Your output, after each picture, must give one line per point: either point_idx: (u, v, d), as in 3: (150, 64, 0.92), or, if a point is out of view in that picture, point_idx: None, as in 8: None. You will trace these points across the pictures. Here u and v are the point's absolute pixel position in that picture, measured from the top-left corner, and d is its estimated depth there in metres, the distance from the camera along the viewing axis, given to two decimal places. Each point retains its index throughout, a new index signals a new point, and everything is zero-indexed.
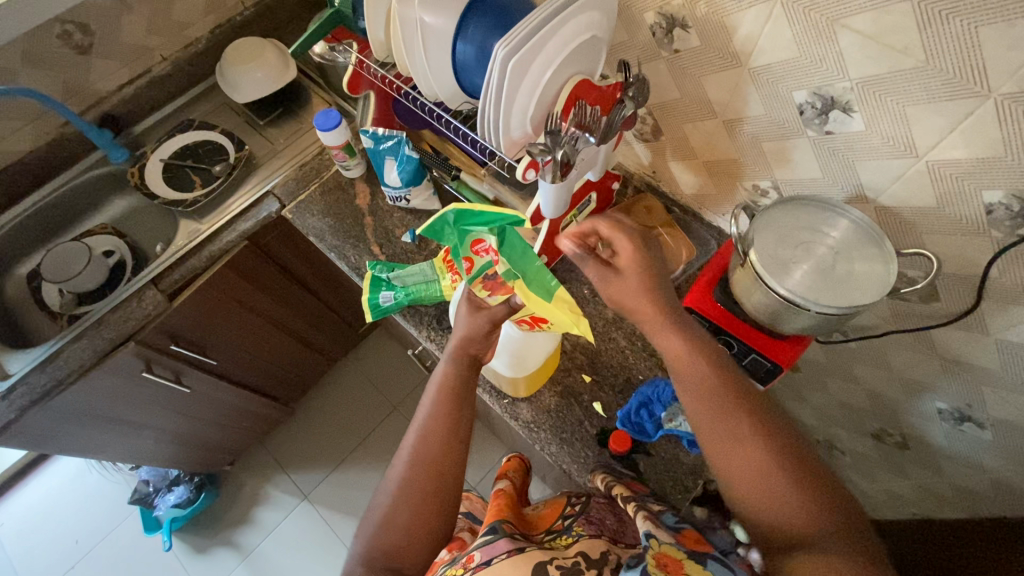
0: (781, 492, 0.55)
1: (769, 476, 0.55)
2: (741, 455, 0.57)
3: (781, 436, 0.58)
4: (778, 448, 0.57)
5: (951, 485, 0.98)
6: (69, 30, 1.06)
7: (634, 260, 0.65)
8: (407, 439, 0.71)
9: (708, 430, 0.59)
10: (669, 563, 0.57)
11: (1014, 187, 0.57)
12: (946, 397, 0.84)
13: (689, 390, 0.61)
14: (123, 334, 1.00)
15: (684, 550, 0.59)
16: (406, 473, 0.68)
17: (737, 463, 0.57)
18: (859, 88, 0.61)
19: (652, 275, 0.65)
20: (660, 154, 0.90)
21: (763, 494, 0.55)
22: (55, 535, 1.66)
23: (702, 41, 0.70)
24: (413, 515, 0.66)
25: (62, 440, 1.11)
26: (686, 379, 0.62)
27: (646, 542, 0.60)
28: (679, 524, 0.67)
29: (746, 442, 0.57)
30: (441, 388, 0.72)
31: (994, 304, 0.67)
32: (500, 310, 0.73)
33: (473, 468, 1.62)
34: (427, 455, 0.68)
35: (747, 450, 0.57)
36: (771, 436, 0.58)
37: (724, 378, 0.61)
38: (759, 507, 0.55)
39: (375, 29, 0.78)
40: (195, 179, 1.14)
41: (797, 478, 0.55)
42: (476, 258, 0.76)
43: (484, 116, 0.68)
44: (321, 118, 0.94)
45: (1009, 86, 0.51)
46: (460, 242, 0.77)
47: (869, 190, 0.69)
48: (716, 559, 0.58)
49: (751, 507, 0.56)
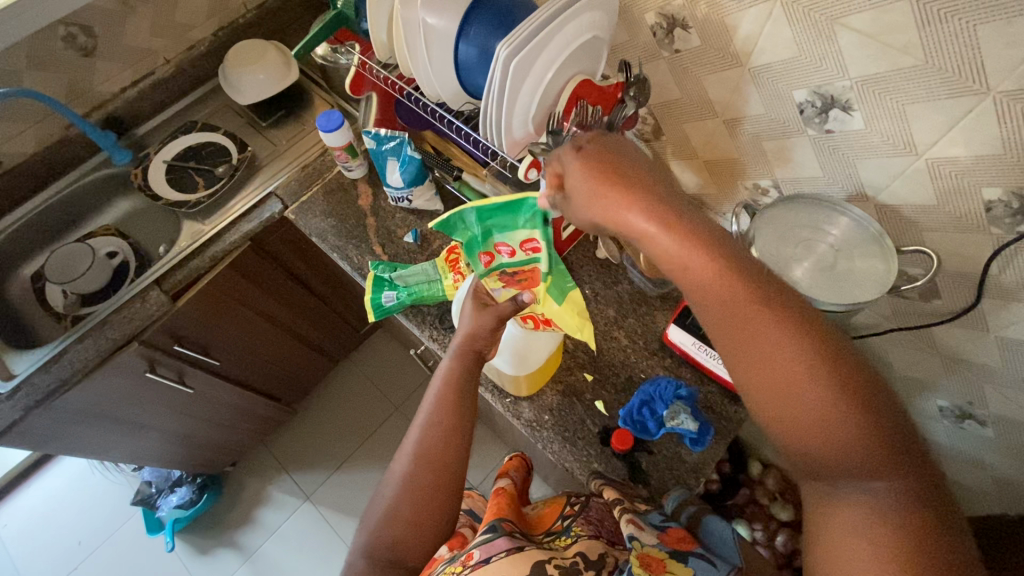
0: (817, 418, 0.43)
1: (802, 400, 0.44)
2: (762, 373, 0.45)
3: (827, 342, 0.45)
4: (816, 361, 0.44)
5: (953, 482, 0.99)
6: (73, 32, 1.06)
7: (592, 167, 0.52)
8: (410, 434, 0.71)
9: (721, 340, 0.47)
10: (652, 562, 0.59)
11: (1013, 184, 0.57)
12: (946, 395, 0.84)
13: (697, 293, 0.47)
14: (127, 335, 1.01)
15: (666, 550, 0.61)
16: (410, 466, 0.68)
17: (758, 383, 0.45)
18: (858, 87, 0.61)
19: (626, 168, 0.52)
20: (660, 154, 0.91)
21: (793, 421, 0.44)
22: (57, 536, 1.66)
23: (703, 41, 0.70)
24: (416, 509, 0.66)
25: (65, 440, 1.11)
26: (693, 280, 0.47)
27: (630, 543, 0.61)
28: (665, 522, 0.67)
29: (772, 356, 0.45)
30: (445, 383, 0.72)
31: (994, 301, 0.68)
32: (506, 307, 0.73)
33: (474, 468, 1.63)
34: (431, 449, 0.69)
35: (771, 369, 0.45)
36: (805, 343, 0.44)
37: (739, 269, 0.46)
38: (786, 435, 0.45)
39: (378, 30, 0.78)
40: (198, 180, 1.15)
41: (840, 396, 0.43)
42: (496, 254, 0.72)
43: (486, 116, 0.68)
44: (323, 119, 0.95)
45: (1007, 84, 0.52)
46: (481, 236, 0.70)
47: (869, 188, 0.69)
48: (697, 555, 0.61)
49: (776, 432, 0.46)
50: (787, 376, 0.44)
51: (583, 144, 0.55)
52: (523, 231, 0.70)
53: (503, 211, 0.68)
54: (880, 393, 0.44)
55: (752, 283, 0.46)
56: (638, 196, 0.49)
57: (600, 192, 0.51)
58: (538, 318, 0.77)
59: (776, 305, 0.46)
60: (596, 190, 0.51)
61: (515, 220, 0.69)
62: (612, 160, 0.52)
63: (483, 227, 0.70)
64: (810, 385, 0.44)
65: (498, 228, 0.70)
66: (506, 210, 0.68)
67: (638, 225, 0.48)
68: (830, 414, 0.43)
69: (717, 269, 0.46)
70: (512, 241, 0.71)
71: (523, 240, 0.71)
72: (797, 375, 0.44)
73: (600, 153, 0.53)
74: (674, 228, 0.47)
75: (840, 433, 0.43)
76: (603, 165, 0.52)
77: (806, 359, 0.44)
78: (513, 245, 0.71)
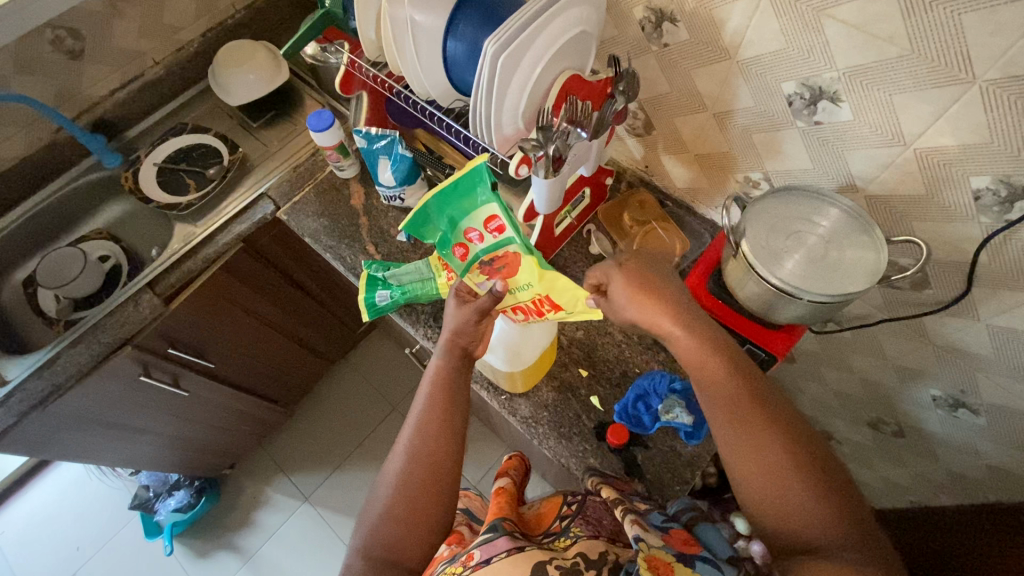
0: (797, 502, 0.55)
1: (785, 482, 0.56)
2: (752, 454, 0.58)
3: (795, 439, 0.58)
4: (794, 449, 0.57)
5: (947, 472, 0.99)
6: (61, 35, 1.06)
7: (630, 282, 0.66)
8: (402, 433, 0.71)
9: (725, 431, 0.60)
10: (660, 565, 0.57)
11: (1001, 172, 0.57)
12: (939, 385, 0.85)
13: (713, 397, 0.62)
14: (120, 338, 1.01)
15: (673, 552, 0.59)
16: (404, 464, 0.68)
17: (752, 477, 0.57)
18: (846, 79, 0.61)
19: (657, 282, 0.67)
20: (651, 149, 0.91)
21: (775, 506, 0.56)
22: (55, 542, 1.66)
23: (691, 34, 0.70)
24: (411, 508, 0.66)
25: (61, 446, 1.11)
26: (710, 386, 0.62)
27: (636, 544, 0.59)
28: (667, 523, 0.67)
29: (761, 443, 0.58)
30: (435, 381, 0.73)
31: (984, 289, 0.68)
32: (484, 301, 0.72)
33: (473, 466, 1.62)
34: (424, 448, 0.69)
35: (760, 453, 0.57)
36: (781, 433, 0.58)
37: (736, 371, 0.62)
38: (772, 513, 0.56)
39: (366, 28, 0.78)
40: (190, 181, 1.14)
41: (818, 491, 0.55)
42: (467, 245, 0.75)
43: (475, 113, 0.68)
44: (313, 118, 0.94)
45: (993, 73, 0.52)
46: (448, 230, 0.75)
47: (858, 179, 0.69)
48: (703, 559, 0.60)
49: (763, 512, 0.57)
50: (774, 464, 0.57)
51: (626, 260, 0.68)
52: (483, 210, 0.72)
53: (458, 196, 0.73)
54: (849, 491, 0.57)
55: (745, 379, 0.62)
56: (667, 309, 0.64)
57: (644, 303, 0.65)
58: (531, 299, 0.72)
59: (770, 414, 0.60)
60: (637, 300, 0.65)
61: (473, 200, 0.72)
62: (651, 281, 0.66)
63: (446, 217, 0.74)
64: (795, 480, 0.56)
65: (461, 216, 0.74)
66: (459, 194, 0.72)
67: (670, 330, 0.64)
68: (808, 503, 0.55)
69: (726, 377, 0.62)
70: (477, 225, 0.73)
71: (487, 221, 0.72)
72: (782, 469, 0.56)
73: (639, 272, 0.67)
74: (693, 338, 0.64)
75: (815, 517, 0.54)
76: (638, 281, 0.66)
77: (786, 448, 0.57)
78: (481, 229, 0.73)
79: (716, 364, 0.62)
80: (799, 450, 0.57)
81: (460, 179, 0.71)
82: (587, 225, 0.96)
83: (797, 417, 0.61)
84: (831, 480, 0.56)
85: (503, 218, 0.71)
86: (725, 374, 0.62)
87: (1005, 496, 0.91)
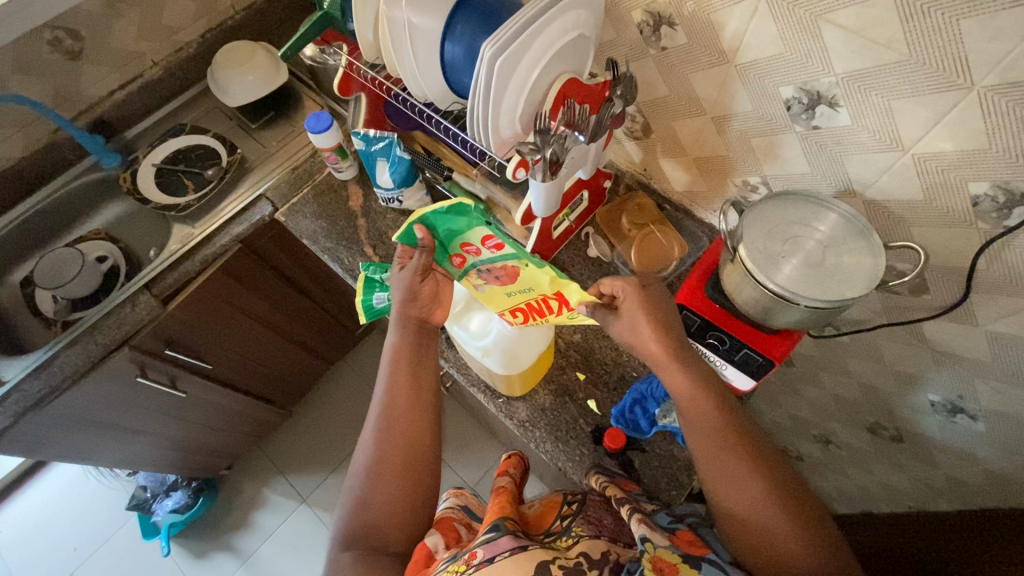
0: (778, 533, 0.59)
1: (764, 515, 0.60)
2: (733, 490, 0.62)
3: (773, 471, 0.62)
4: (771, 481, 0.61)
5: (945, 478, 0.98)
6: (60, 36, 1.06)
7: (644, 304, 0.69)
8: (370, 416, 0.73)
9: (708, 467, 0.64)
10: (664, 566, 0.57)
11: (1000, 178, 0.57)
12: (937, 390, 0.84)
13: (698, 429, 0.65)
14: (117, 340, 1.01)
15: (679, 553, 0.59)
16: (378, 447, 0.70)
17: (738, 509, 0.61)
18: (844, 83, 0.61)
19: (661, 308, 0.70)
20: (649, 153, 0.91)
21: (756, 537, 0.59)
22: (52, 543, 1.66)
23: (689, 38, 0.70)
24: (391, 491, 0.68)
25: (57, 447, 1.11)
26: (691, 418, 0.66)
27: (641, 544, 0.59)
28: (673, 524, 0.65)
29: (740, 481, 0.62)
30: (395, 358, 0.75)
31: (983, 295, 0.68)
32: (418, 260, 0.73)
33: (470, 469, 1.62)
34: (397, 427, 0.71)
35: (740, 490, 0.61)
36: (759, 467, 0.62)
37: (718, 402, 0.66)
38: (753, 545, 0.60)
39: (364, 29, 0.78)
40: (188, 182, 1.14)
41: (797, 520, 0.59)
42: (465, 255, 0.73)
43: (473, 117, 0.68)
44: (311, 119, 0.94)
45: (991, 78, 0.51)
46: (446, 239, 0.73)
47: (857, 184, 0.69)
48: (709, 561, 0.59)
49: (743, 544, 0.60)
50: (753, 498, 0.60)
51: (646, 285, 0.72)
52: (478, 231, 0.69)
53: (452, 216, 0.69)
54: (821, 517, 0.61)
55: (727, 413, 0.65)
56: (669, 339, 0.68)
57: (649, 322, 0.68)
58: (536, 299, 0.71)
59: (749, 447, 0.63)
60: (642, 323, 0.68)
61: (468, 222, 0.69)
62: (658, 304, 0.70)
63: (441, 230, 0.72)
64: (778, 515, 0.59)
65: (457, 229, 0.70)
66: (452, 213, 0.68)
67: (675, 346, 0.68)
68: (786, 531, 0.59)
69: (712, 412, 0.65)
70: (473, 241, 0.70)
71: (483, 238, 0.69)
72: (762, 502, 0.60)
73: (655, 297, 0.71)
74: (689, 368, 0.67)
75: (798, 549, 0.58)
76: (652, 301, 0.70)
77: (764, 482, 0.61)
78: (475, 246, 0.71)
79: (700, 396, 0.66)
80: (776, 481, 0.61)
81: (454, 207, 0.67)
82: (585, 228, 0.95)
83: (772, 447, 0.65)
84: (807, 509, 0.61)
85: (499, 239, 0.67)
86: (713, 408, 0.65)
87: (1002, 502, 0.91)
